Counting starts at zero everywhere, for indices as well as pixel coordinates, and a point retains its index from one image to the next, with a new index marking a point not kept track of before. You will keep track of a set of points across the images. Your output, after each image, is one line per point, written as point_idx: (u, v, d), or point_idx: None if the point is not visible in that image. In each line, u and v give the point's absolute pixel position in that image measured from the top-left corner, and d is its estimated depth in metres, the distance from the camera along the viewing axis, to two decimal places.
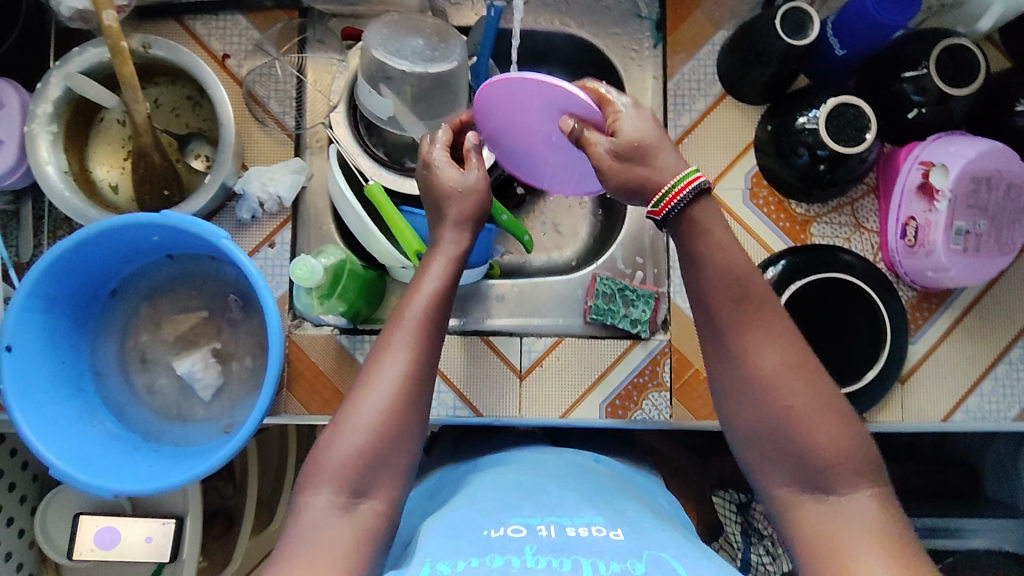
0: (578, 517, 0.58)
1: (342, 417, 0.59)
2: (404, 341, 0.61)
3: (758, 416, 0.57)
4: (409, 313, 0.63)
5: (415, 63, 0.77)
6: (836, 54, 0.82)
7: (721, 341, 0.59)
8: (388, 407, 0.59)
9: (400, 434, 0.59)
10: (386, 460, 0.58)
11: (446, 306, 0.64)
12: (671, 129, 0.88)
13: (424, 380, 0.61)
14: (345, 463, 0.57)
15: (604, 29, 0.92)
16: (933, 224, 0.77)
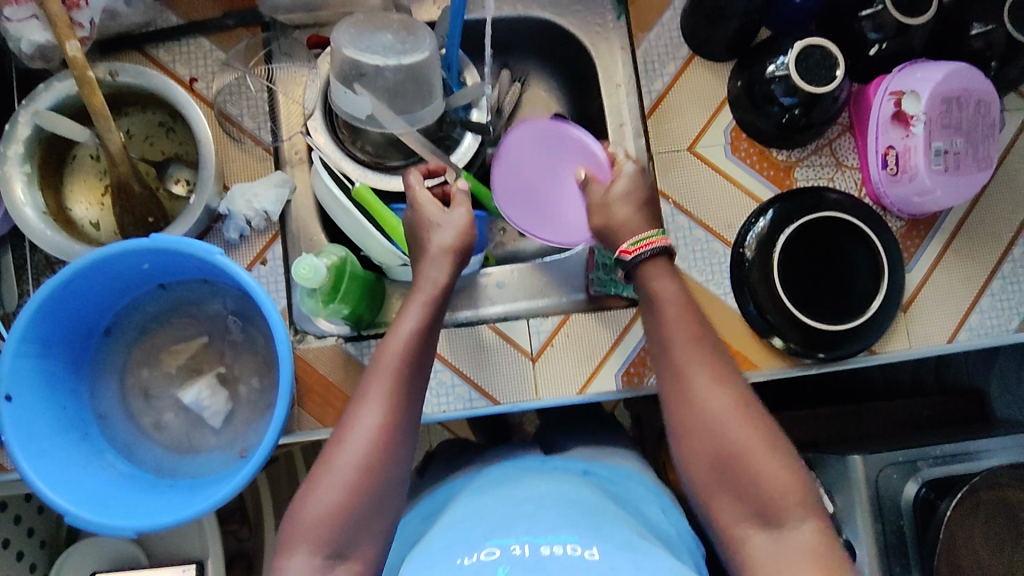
0: (553, 534, 0.58)
1: (318, 475, 0.60)
2: (379, 393, 0.63)
3: (693, 426, 0.65)
4: (385, 361, 0.64)
5: (387, 58, 0.77)
6: (794, 0, 0.85)
7: (652, 327, 0.70)
8: (363, 462, 0.60)
9: (376, 488, 0.60)
10: (362, 517, 0.60)
11: (422, 352, 0.66)
12: (645, 96, 0.89)
13: (400, 431, 0.63)
14: (320, 522, 0.58)
15: (565, 8, 0.92)
16: (913, 148, 0.79)
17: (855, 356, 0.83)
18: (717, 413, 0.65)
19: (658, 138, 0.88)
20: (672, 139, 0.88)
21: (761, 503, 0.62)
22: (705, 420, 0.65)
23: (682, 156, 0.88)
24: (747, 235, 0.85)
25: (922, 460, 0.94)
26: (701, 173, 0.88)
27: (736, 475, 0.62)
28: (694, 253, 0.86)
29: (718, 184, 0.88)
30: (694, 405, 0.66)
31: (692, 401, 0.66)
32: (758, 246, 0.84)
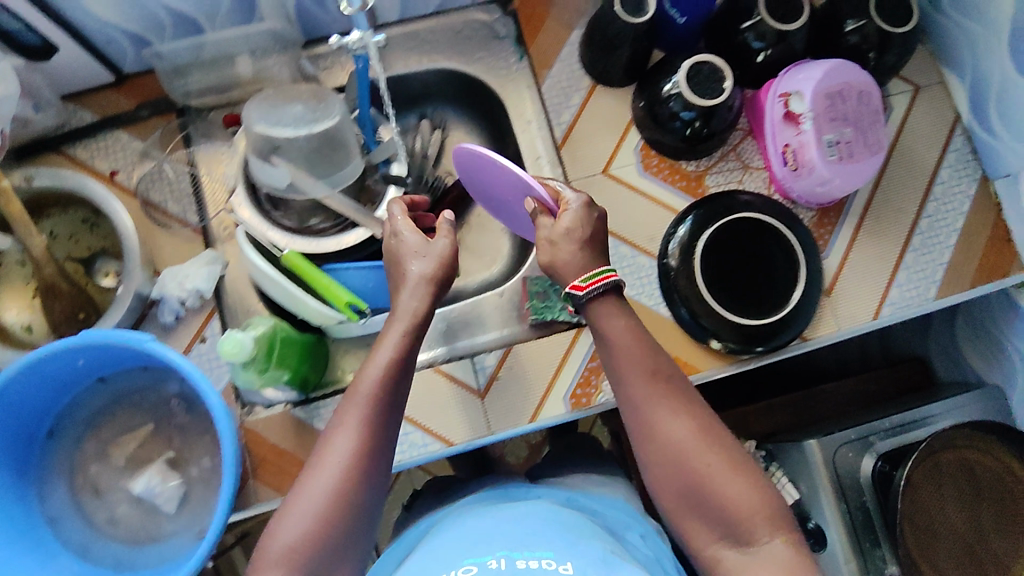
0: (529, 551, 0.60)
1: (294, 499, 0.62)
2: (354, 421, 0.65)
3: (663, 448, 0.67)
4: (362, 389, 0.66)
5: (298, 128, 0.79)
6: (678, 23, 0.90)
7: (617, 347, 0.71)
8: (337, 487, 0.62)
9: (349, 512, 0.62)
10: (334, 543, 0.61)
11: (399, 384, 0.67)
12: (555, 128, 0.93)
13: (374, 457, 0.64)
14: (293, 549, 0.60)
15: (470, 56, 0.97)
16: (806, 143, 0.84)
17: (788, 345, 0.87)
18: (679, 439, 0.66)
19: (573, 166, 0.92)
20: (586, 165, 0.92)
21: (732, 510, 0.63)
22: (669, 448, 0.66)
23: (598, 180, 0.92)
24: (670, 244, 0.89)
25: (873, 435, 0.98)
26: (619, 193, 0.91)
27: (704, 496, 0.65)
28: (622, 269, 0.90)
29: (636, 201, 0.91)
30: (659, 434, 0.67)
31: (657, 421, 0.68)
32: (680, 253, 0.87)
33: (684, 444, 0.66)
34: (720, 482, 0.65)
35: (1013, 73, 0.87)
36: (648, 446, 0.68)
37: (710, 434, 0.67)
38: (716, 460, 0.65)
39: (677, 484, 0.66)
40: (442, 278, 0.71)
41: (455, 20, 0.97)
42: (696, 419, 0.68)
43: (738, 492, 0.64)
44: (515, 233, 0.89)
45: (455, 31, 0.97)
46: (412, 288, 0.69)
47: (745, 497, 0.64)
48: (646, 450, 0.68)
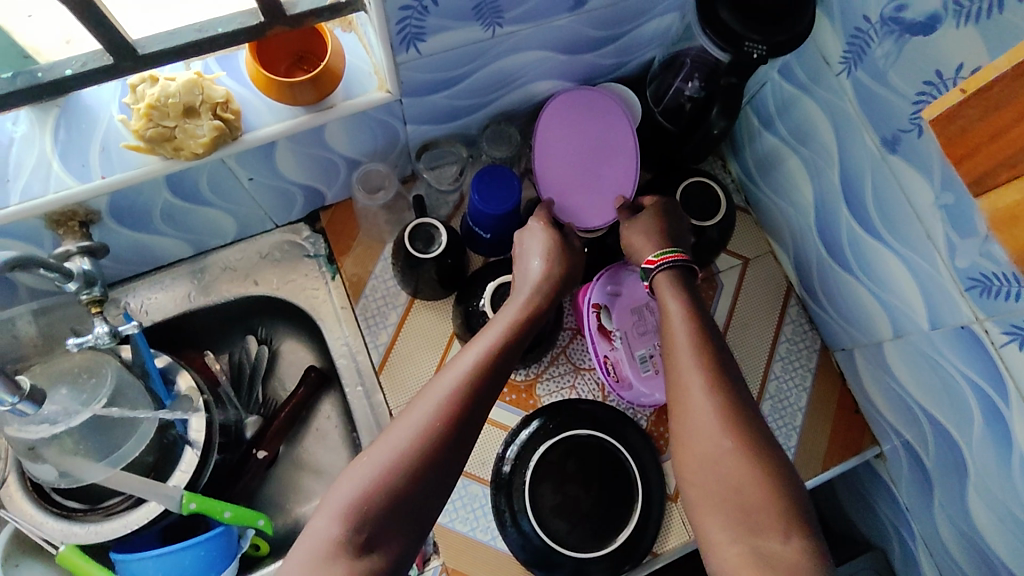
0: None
1: (371, 446, 0.58)
2: (448, 377, 0.62)
3: (692, 413, 0.63)
4: (465, 354, 0.65)
5: (54, 424, 0.72)
6: (484, 237, 0.87)
7: (665, 306, 0.72)
8: (427, 429, 0.58)
9: (433, 461, 0.57)
10: (405, 502, 0.56)
11: (502, 358, 0.66)
12: (373, 350, 0.88)
13: (477, 405, 0.61)
14: (351, 504, 0.55)
15: (282, 280, 0.92)
16: (620, 360, 0.81)
17: (636, 567, 0.81)
18: (706, 419, 0.62)
19: (394, 393, 0.86)
20: (407, 390, 0.87)
21: (745, 497, 0.58)
22: (693, 425, 0.63)
23: None
24: (510, 448, 0.84)
25: None
26: None
27: (728, 481, 0.59)
28: (453, 505, 0.82)
29: None
30: (689, 402, 0.64)
31: (680, 391, 0.65)
32: (516, 461, 0.82)
33: (709, 424, 0.62)
34: (745, 467, 0.59)
35: (827, 258, 0.86)
36: (680, 407, 0.65)
37: (742, 414, 0.63)
38: (734, 444, 0.60)
39: (704, 469, 0.61)
40: (552, 279, 0.76)
41: (260, 244, 0.92)
42: (730, 402, 0.63)
43: (757, 487, 0.58)
44: (578, 212, 0.83)
45: (261, 254, 0.92)
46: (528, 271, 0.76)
47: (755, 481, 0.59)
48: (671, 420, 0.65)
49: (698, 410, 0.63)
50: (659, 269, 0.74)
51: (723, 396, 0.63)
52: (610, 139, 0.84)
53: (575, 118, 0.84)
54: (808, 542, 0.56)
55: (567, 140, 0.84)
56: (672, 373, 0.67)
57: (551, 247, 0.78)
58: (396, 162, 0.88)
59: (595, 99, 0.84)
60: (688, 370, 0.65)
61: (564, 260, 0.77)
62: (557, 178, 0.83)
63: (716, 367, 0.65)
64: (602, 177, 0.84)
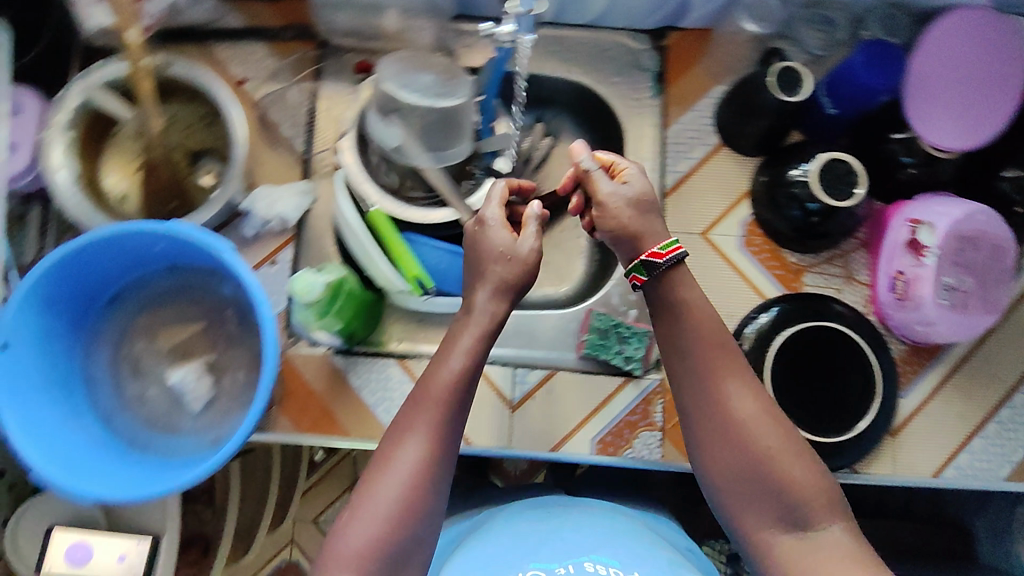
0: (598, 554, 0.62)
1: (357, 506, 0.59)
2: (424, 431, 0.61)
3: (720, 420, 0.62)
4: (429, 396, 0.62)
5: (424, 98, 0.79)
6: (828, 112, 0.86)
7: (680, 287, 0.65)
8: (406, 495, 0.59)
9: (417, 526, 0.59)
10: (401, 553, 0.58)
11: (471, 384, 0.64)
12: (669, 174, 0.90)
13: (429, 481, 0.60)
14: (361, 555, 0.57)
15: (605, 78, 0.93)
16: (922, 278, 0.79)
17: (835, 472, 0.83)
18: (749, 422, 0.61)
19: (675, 218, 0.89)
20: (686, 220, 0.89)
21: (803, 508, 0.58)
22: (741, 433, 0.61)
23: (695, 241, 0.89)
24: (747, 327, 0.86)
25: None
26: (709, 260, 0.88)
27: (763, 474, 0.59)
28: None
29: (723, 272, 0.88)
30: (729, 408, 0.62)
31: (714, 392, 0.62)
32: (755, 341, 0.84)
33: (768, 436, 0.60)
34: (784, 457, 0.59)
35: None
36: (698, 415, 0.63)
37: (773, 410, 0.62)
38: (781, 441, 0.60)
39: (737, 476, 0.60)
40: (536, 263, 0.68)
41: (605, 36, 0.93)
42: (759, 391, 0.63)
43: (805, 472, 0.59)
44: (953, 134, 0.79)
45: (600, 47, 0.93)
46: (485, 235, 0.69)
47: (800, 475, 0.59)
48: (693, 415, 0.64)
49: (749, 418, 0.61)
50: (663, 265, 0.65)
51: (759, 395, 0.62)
52: (993, 63, 0.79)
53: (955, 39, 0.80)
54: (851, 525, 0.59)
55: (947, 60, 0.80)
56: (673, 358, 0.65)
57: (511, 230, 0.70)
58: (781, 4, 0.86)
59: (977, 22, 0.80)
60: (717, 360, 0.63)
61: (503, 270, 0.66)
62: (934, 98, 0.79)
63: (743, 363, 0.63)
64: (983, 100, 0.79)
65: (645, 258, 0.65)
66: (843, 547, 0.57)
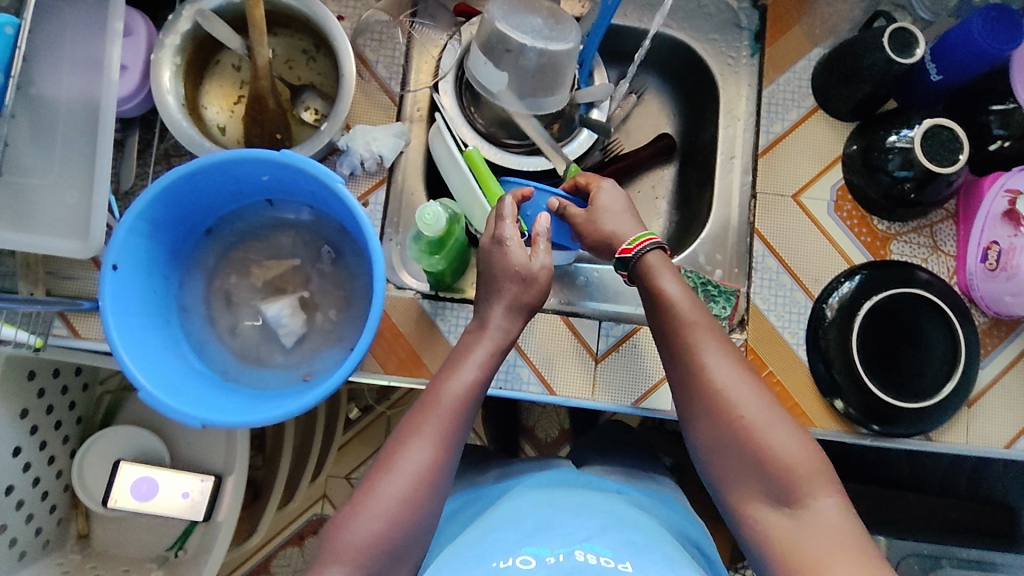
0: (592, 542, 0.62)
1: (363, 500, 0.63)
2: (430, 435, 0.66)
3: (711, 404, 0.66)
4: (440, 403, 0.68)
5: (535, 40, 0.78)
6: (931, 79, 0.85)
7: (659, 284, 0.72)
8: (409, 493, 0.63)
9: (420, 522, 0.64)
10: (402, 543, 0.62)
11: (477, 396, 0.70)
12: (762, 135, 0.90)
13: (435, 477, 0.65)
14: (361, 547, 0.61)
15: (703, 35, 0.93)
16: (1018, 248, 0.80)
17: (908, 437, 0.85)
18: (726, 389, 0.66)
19: (765, 179, 0.89)
20: (778, 182, 0.89)
21: (796, 488, 0.61)
22: (726, 412, 0.65)
23: (786, 203, 0.89)
24: (830, 296, 0.86)
25: None
26: (799, 223, 0.88)
27: (748, 448, 0.63)
28: (776, 297, 0.87)
29: (813, 236, 0.88)
30: (713, 390, 0.66)
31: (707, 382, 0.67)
32: (839, 309, 0.85)
33: (748, 411, 0.65)
34: (763, 429, 0.64)
35: None
36: (690, 405, 0.68)
37: (751, 379, 0.67)
38: (761, 411, 0.64)
39: (724, 448, 0.65)
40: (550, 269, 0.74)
41: None
42: (741, 366, 0.68)
43: (789, 444, 0.63)
44: None
45: (699, 3, 0.93)
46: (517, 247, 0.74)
47: (787, 448, 0.63)
48: (688, 407, 0.68)
49: (726, 387, 0.66)
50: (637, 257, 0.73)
51: (742, 371, 0.67)
52: None
53: None
54: (843, 496, 0.61)
55: None
56: (668, 345, 0.71)
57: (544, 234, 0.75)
58: None
59: None
60: (706, 341, 0.68)
61: (519, 289, 0.72)
62: None
63: (726, 346, 0.69)
64: None
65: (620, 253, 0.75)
66: (833, 520, 0.59)
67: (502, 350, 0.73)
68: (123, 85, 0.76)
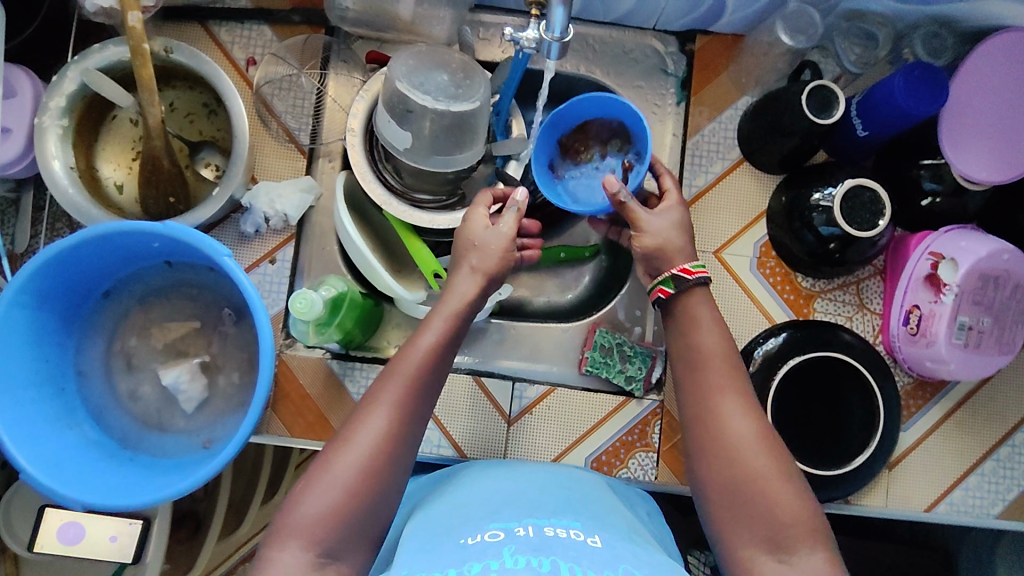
0: (555, 519, 0.60)
1: (319, 468, 0.59)
2: (389, 401, 0.61)
3: (719, 451, 0.61)
4: (403, 368, 0.63)
5: (437, 100, 0.76)
6: (858, 134, 0.81)
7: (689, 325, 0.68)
8: (369, 464, 0.59)
9: (378, 496, 0.59)
10: (361, 521, 0.58)
11: (444, 360, 0.66)
12: (685, 188, 0.88)
13: (399, 451, 0.61)
14: (317, 520, 0.57)
15: (628, 81, 0.91)
16: (937, 316, 0.77)
17: (829, 502, 0.81)
18: (741, 444, 0.61)
19: (691, 236, 0.87)
20: (700, 238, 0.87)
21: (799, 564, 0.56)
22: (734, 454, 0.61)
23: (707, 259, 0.86)
24: (752, 352, 0.83)
25: None
26: (721, 279, 0.86)
27: (745, 500, 0.59)
28: None
29: (734, 293, 0.86)
30: (722, 436, 0.62)
31: (712, 430, 0.63)
32: (761, 365, 0.82)
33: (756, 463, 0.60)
34: (771, 484, 0.59)
35: None
36: (695, 439, 0.64)
37: (769, 431, 0.62)
38: (775, 473, 0.59)
39: (730, 500, 0.60)
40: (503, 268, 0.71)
41: (630, 38, 0.91)
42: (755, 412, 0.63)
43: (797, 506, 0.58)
44: (983, 164, 0.78)
45: (624, 49, 0.91)
46: (462, 277, 0.69)
47: (786, 500, 0.58)
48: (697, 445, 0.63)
49: (738, 439, 0.61)
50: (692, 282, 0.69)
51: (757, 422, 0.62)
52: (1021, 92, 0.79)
53: (988, 67, 0.79)
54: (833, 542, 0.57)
55: (979, 89, 0.79)
56: (688, 374, 0.67)
57: (498, 271, 0.70)
58: (822, 16, 0.82)
59: (1009, 46, 0.79)
60: (716, 380, 0.65)
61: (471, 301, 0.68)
62: (964, 128, 0.78)
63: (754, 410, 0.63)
64: (1011, 130, 0.78)
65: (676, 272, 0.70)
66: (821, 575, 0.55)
67: (463, 318, 0.68)
68: (5, 150, 0.74)
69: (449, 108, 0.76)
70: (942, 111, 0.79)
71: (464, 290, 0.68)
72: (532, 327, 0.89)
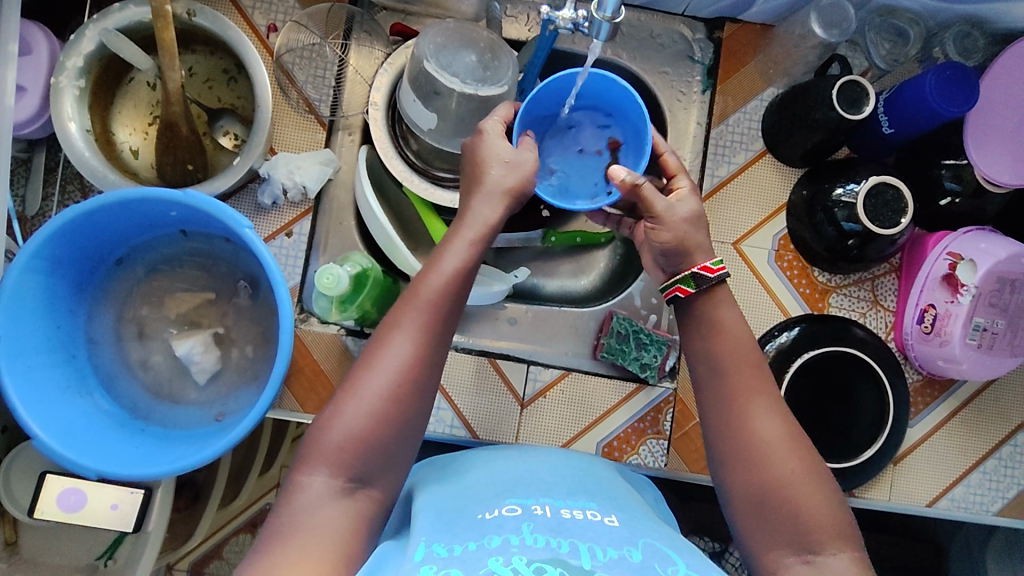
0: (572, 500, 0.56)
1: (342, 395, 0.57)
2: (413, 326, 0.59)
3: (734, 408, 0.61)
4: (422, 292, 0.60)
5: (465, 83, 0.76)
6: (883, 131, 0.81)
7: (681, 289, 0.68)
8: (391, 390, 0.57)
9: (401, 422, 0.57)
10: (387, 442, 0.57)
11: (464, 285, 0.62)
12: (707, 178, 0.87)
13: (421, 379, 0.58)
14: (342, 447, 0.55)
15: (654, 66, 0.90)
16: (953, 316, 0.78)
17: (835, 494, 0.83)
18: (768, 441, 0.59)
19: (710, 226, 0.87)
20: (720, 229, 0.86)
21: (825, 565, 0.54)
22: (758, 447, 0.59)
23: (725, 250, 0.86)
24: (767, 344, 0.84)
25: None
26: (738, 271, 0.86)
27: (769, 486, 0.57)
28: None
29: (751, 285, 0.86)
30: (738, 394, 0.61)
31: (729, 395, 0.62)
32: (774, 358, 0.83)
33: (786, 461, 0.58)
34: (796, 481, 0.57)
35: None
36: (712, 421, 0.62)
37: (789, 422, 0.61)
38: (801, 469, 0.58)
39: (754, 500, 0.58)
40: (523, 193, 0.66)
41: (658, 23, 0.90)
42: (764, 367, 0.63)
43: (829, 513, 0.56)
44: (1005, 168, 0.78)
45: (651, 34, 0.90)
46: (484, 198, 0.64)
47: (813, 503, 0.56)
48: (712, 409, 0.63)
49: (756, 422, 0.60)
50: (713, 281, 0.65)
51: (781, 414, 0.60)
52: None
53: (1011, 74, 0.80)
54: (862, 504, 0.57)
55: (1002, 95, 0.80)
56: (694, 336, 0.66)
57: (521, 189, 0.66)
58: (855, 9, 0.82)
59: None
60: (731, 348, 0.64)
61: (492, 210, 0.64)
62: (987, 131, 0.79)
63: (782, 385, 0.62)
64: None
65: (695, 271, 0.65)
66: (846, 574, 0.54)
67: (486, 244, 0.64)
68: (21, 109, 0.72)
69: (478, 90, 0.76)
70: (967, 113, 0.79)
71: (487, 214, 0.64)
72: (547, 311, 0.89)
